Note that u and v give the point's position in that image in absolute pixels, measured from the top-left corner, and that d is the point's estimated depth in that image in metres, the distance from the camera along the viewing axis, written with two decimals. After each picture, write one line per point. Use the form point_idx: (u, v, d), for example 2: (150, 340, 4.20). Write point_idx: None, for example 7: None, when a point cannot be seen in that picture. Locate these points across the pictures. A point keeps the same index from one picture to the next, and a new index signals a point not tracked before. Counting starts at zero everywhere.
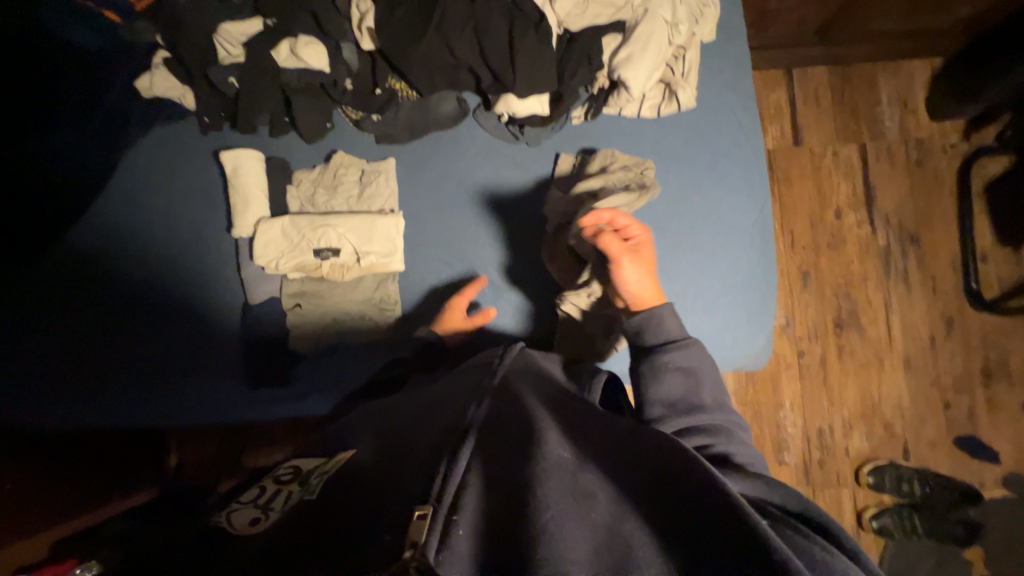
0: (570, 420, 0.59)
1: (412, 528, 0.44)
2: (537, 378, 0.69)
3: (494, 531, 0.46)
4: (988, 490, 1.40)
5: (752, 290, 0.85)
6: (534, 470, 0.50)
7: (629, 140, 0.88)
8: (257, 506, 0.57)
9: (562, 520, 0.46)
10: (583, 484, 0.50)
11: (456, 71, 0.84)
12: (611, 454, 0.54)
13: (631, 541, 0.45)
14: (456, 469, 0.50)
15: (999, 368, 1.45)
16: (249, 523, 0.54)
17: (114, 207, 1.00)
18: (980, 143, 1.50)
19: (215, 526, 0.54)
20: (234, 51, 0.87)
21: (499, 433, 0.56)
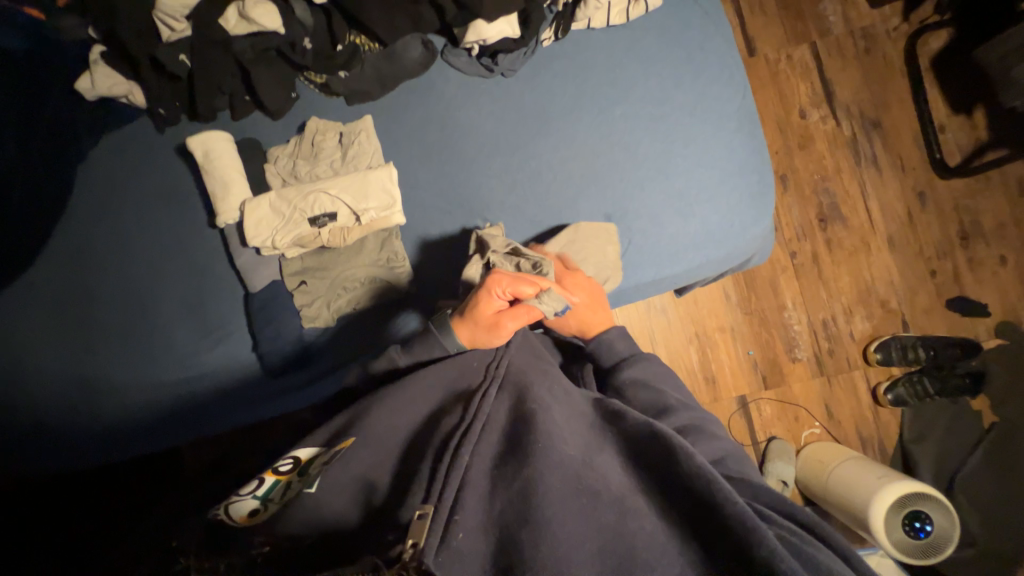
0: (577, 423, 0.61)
1: (413, 528, 0.47)
2: (538, 368, 0.70)
3: (498, 529, 0.49)
4: (984, 343, 1.49)
5: (749, 175, 0.86)
6: (536, 464, 0.52)
7: (602, 52, 0.88)
8: (256, 495, 0.61)
9: (563, 517, 0.49)
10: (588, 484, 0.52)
11: (418, 7, 0.82)
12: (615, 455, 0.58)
13: (633, 538, 0.49)
14: (456, 468, 0.52)
15: (973, 229, 1.53)
16: (249, 514, 0.60)
17: (80, 226, 0.94)
18: (920, 20, 1.56)
19: (216, 520, 0.60)
20: (178, 26, 0.81)
21: (503, 432, 0.58)
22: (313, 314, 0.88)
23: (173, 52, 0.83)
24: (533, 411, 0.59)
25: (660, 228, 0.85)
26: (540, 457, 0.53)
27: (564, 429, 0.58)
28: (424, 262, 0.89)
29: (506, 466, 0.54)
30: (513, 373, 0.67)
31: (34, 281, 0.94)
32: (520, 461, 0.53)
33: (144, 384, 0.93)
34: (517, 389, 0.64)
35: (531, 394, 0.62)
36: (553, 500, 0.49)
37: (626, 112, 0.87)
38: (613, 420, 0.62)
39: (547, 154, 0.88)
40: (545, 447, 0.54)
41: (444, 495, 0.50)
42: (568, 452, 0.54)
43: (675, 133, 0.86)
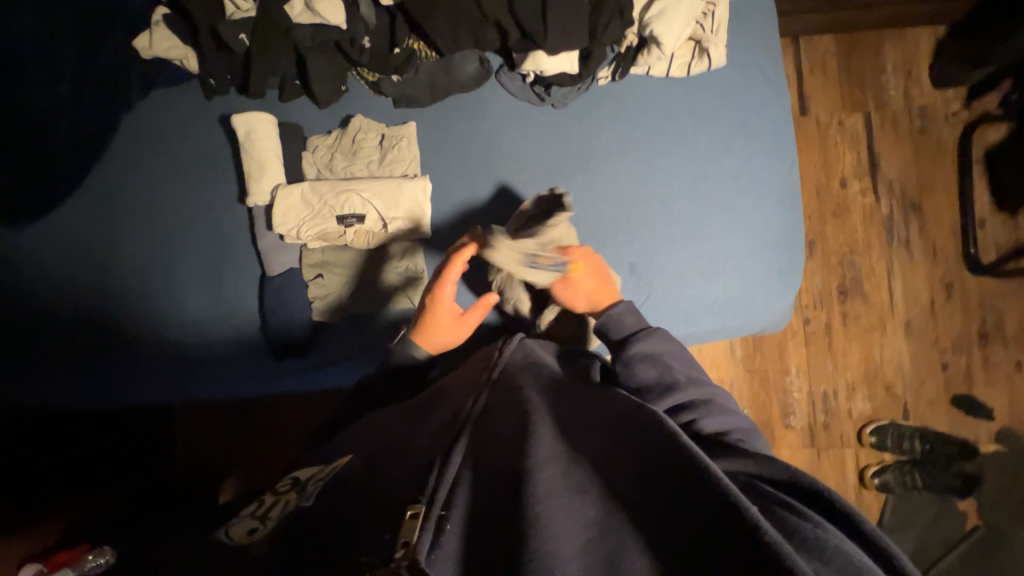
0: (564, 411, 0.57)
1: (404, 529, 0.44)
2: (534, 368, 0.67)
3: (488, 527, 0.46)
4: (982, 445, 1.47)
5: (781, 250, 0.85)
6: (523, 458, 0.49)
7: (657, 100, 0.87)
8: (255, 516, 0.59)
9: (550, 513, 0.44)
10: (576, 475, 0.48)
11: (483, 26, 0.81)
12: (603, 439, 0.52)
13: (624, 534, 0.43)
14: (450, 468, 0.50)
15: (994, 329, 1.50)
16: (247, 533, 0.56)
17: (115, 178, 0.95)
18: (980, 110, 1.52)
19: (216, 540, 0.57)
20: (245, 5, 0.82)
21: (494, 428, 0.55)
22: (326, 307, 0.90)
23: (233, 29, 0.82)
24: (524, 407, 0.57)
25: (680, 287, 0.85)
26: (527, 453, 0.49)
27: (552, 422, 0.55)
28: None
29: (495, 464, 0.51)
30: (508, 372, 0.65)
31: (62, 221, 0.95)
32: (508, 458, 0.50)
33: (150, 341, 0.94)
34: (512, 386, 0.62)
35: (524, 392, 0.60)
36: (542, 493, 0.46)
37: (668, 165, 0.86)
38: (601, 404, 0.58)
39: (582, 193, 0.87)
40: (532, 442, 0.51)
41: (435, 494, 0.48)
42: (555, 446, 0.51)
43: (713, 196, 0.85)
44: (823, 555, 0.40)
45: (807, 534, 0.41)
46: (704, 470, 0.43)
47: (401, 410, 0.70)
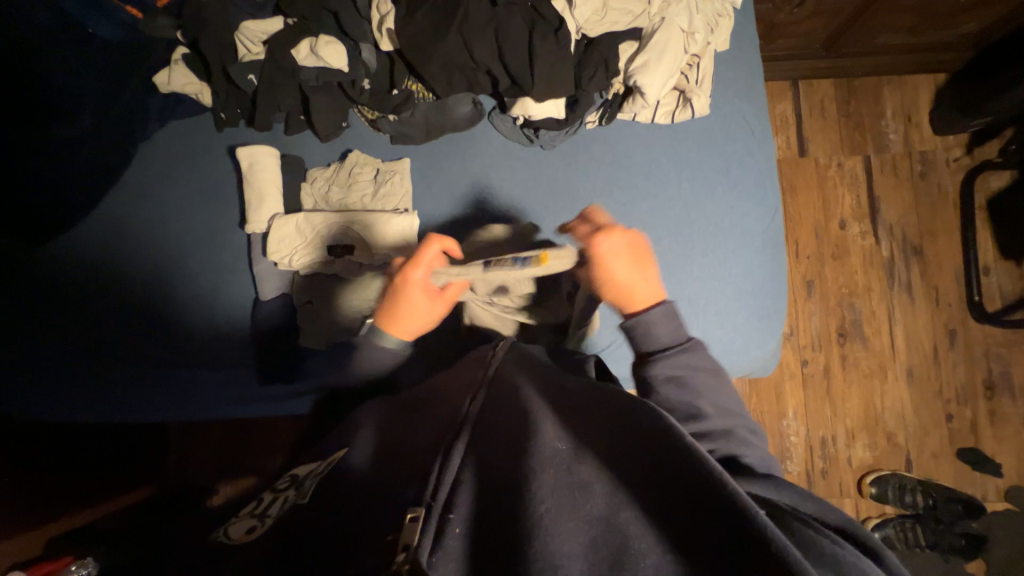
0: (566, 405, 0.54)
1: (405, 531, 0.42)
2: (533, 367, 0.65)
3: (488, 528, 0.43)
4: (991, 502, 1.40)
5: (762, 296, 0.86)
6: (522, 456, 0.46)
7: (644, 145, 0.89)
8: (253, 516, 0.61)
9: (550, 514, 0.41)
10: (576, 472, 0.44)
11: (475, 74, 0.85)
12: (603, 433, 0.49)
13: (629, 534, 0.40)
14: (450, 467, 0.48)
15: (1001, 380, 1.46)
16: (246, 532, 0.58)
17: (127, 201, 1.00)
18: (982, 157, 1.52)
19: (215, 539, 0.58)
20: (254, 49, 0.88)
21: (492, 427, 0.52)
22: (309, 332, 0.93)
23: (243, 70, 0.89)
24: (521, 403, 0.54)
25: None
26: (527, 450, 0.46)
27: (551, 415, 0.51)
28: None
29: (495, 464, 0.48)
30: (503, 370, 0.63)
31: (72, 241, 1.00)
32: (508, 457, 0.47)
33: (147, 358, 0.97)
34: (510, 383, 0.59)
35: (522, 389, 0.57)
36: (543, 492, 0.42)
37: (651, 209, 0.88)
38: (602, 399, 0.55)
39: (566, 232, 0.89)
40: (531, 439, 0.47)
41: (437, 496, 0.45)
42: (556, 442, 0.47)
43: (695, 241, 0.86)
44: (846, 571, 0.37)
45: (827, 548, 0.39)
46: (709, 473, 0.40)
47: (406, 409, 0.70)
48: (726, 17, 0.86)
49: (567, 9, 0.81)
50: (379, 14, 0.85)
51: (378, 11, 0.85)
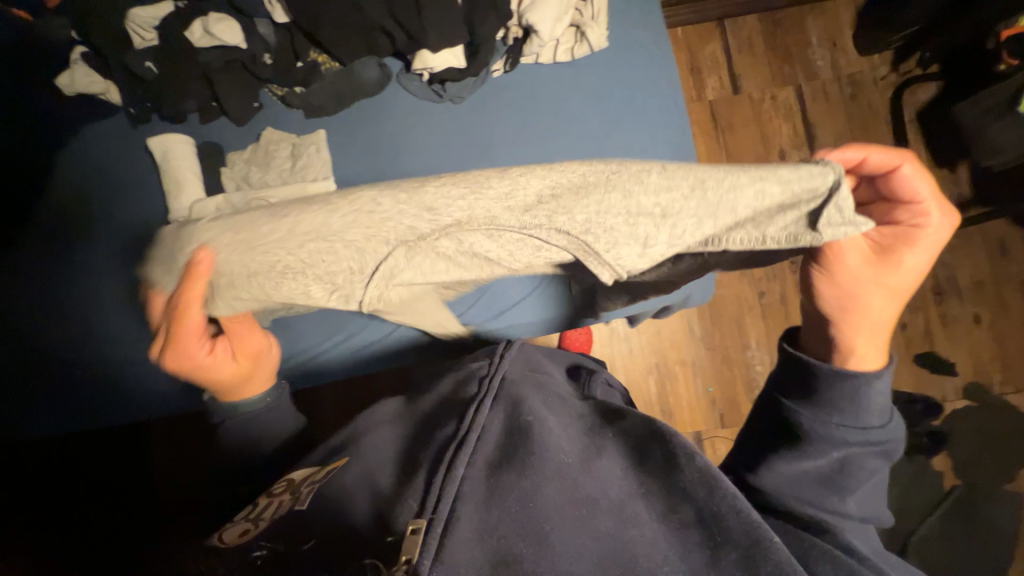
0: (572, 429, 0.61)
1: (407, 544, 0.42)
2: (534, 381, 0.70)
3: (497, 543, 0.45)
4: (951, 402, 1.45)
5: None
6: (534, 471, 0.50)
7: (551, 85, 0.91)
8: (246, 519, 0.56)
9: (561, 531, 0.46)
10: (585, 493, 0.50)
11: (372, 35, 0.87)
12: (614, 459, 0.56)
13: (633, 547, 0.48)
14: (451, 479, 0.49)
15: (949, 285, 1.50)
16: (239, 535, 0.53)
17: (47, 209, 0.98)
18: (910, 71, 1.54)
19: (204, 544, 0.53)
20: (147, 35, 0.90)
21: (499, 441, 0.55)
22: None
23: (139, 58, 0.90)
24: (528, 417, 0.58)
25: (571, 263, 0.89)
26: (536, 468, 0.51)
27: (560, 433, 0.58)
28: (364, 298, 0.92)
29: (500, 475, 0.50)
30: (510, 380, 0.66)
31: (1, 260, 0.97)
32: (515, 470, 0.50)
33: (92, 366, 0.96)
34: (515, 395, 0.62)
35: (528, 405, 0.61)
36: (550, 512, 0.47)
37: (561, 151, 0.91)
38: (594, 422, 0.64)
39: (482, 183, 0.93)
40: (539, 456, 0.52)
41: (440, 506, 0.46)
42: (564, 458, 0.53)
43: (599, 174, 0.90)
44: None
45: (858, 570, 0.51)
46: (710, 486, 0.51)
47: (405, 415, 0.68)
48: None
49: None
50: None
51: None
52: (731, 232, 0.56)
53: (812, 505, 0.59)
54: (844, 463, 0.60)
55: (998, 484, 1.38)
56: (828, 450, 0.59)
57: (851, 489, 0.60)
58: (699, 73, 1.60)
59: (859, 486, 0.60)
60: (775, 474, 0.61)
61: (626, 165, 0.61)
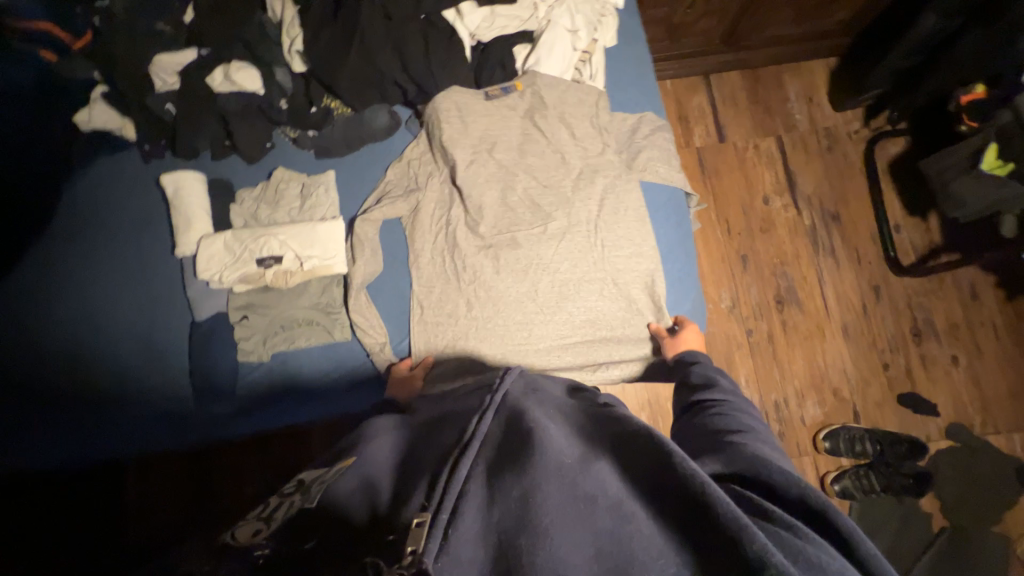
0: (576, 427, 0.54)
1: (411, 535, 0.39)
2: (538, 394, 0.62)
3: (498, 538, 0.41)
4: (935, 443, 1.48)
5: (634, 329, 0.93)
6: (536, 470, 0.44)
7: (553, 133, 0.96)
8: (258, 518, 0.48)
9: (561, 526, 0.40)
10: (583, 489, 0.43)
11: (384, 85, 0.97)
12: (612, 445, 0.50)
13: (632, 543, 0.40)
14: (456, 478, 0.45)
15: (926, 326, 1.57)
16: (251, 534, 0.45)
17: (49, 240, 0.98)
18: (879, 127, 1.67)
19: (215, 541, 0.45)
20: (170, 80, 0.97)
21: (500, 443, 0.50)
22: (248, 347, 0.92)
23: (160, 101, 0.96)
24: (527, 421, 0.51)
25: (485, 343, 0.90)
26: (538, 467, 0.44)
27: (562, 436, 0.50)
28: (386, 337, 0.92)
29: (502, 473, 0.45)
30: (513, 394, 0.60)
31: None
32: (515, 469, 0.45)
33: (80, 396, 0.91)
34: (517, 406, 0.56)
35: (529, 409, 0.55)
36: (550, 507, 0.41)
37: (513, 237, 0.93)
38: (604, 422, 0.55)
39: (456, 253, 0.93)
40: (539, 454, 0.46)
41: (444, 503, 0.43)
42: (561, 458, 0.45)
43: (541, 260, 0.93)
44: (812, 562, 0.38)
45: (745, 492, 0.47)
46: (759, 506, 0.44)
47: (419, 424, 0.65)
48: (607, 17, 1.01)
49: (457, 20, 0.97)
50: (289, 39, 0.96)
51: (288, 37, 0.96)
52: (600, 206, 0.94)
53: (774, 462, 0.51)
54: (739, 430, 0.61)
55: (985, 525, 1.39)
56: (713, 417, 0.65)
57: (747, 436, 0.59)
58: (687, 122, 1.69)
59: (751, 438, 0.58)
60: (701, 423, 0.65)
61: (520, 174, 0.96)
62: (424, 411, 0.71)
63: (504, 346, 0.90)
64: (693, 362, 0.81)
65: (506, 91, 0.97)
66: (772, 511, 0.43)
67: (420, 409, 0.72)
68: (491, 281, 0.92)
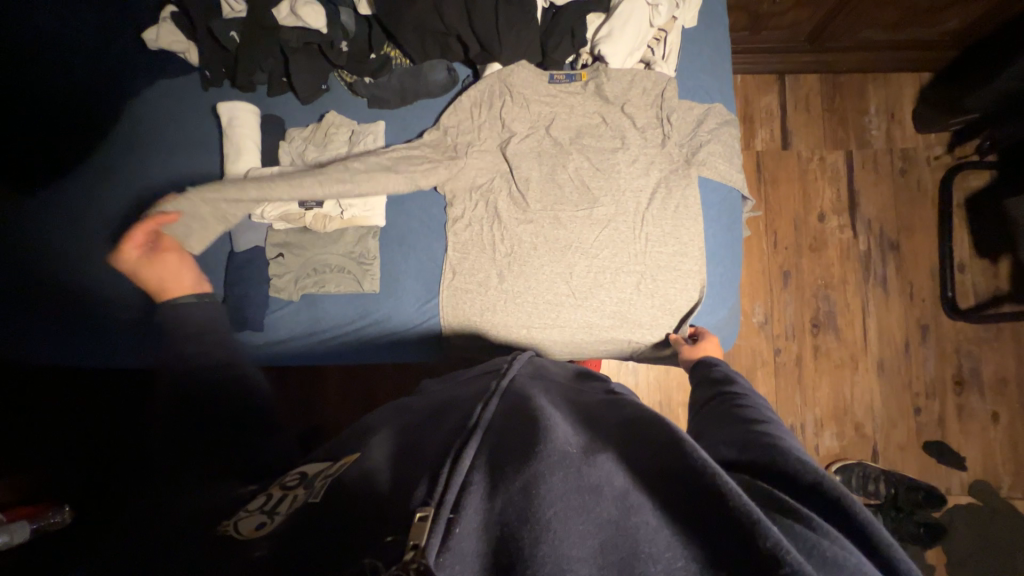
0: (580, 416, 0.53)
1: (413, 530, 0.38)
2: (544, 383, 0.61)
3: (501, 531, 0.40)
4: (954, 496, 1.41)
5: (661, 329, 0.90)
6: (542, 462, 0.42)
7: (613, 115, 0.93)
8: (262, 511, 0.53)
9: (565, 516, 0.39)
10: (588, 480, 0.42)
11: (447, 39, 0.94)
12: (617, 437, 0.48)
13: (640, 538, 0.38)
14: (461, 468, 0.44)
15: (971, 376, 1.47)
16: (255, 528, 0.50)
17: (106, 153, 1.01)
18: (963, 156, 1.53)
19: (221, 533, 0.50)
20: (237, 7, 0.96)
21: (507, 432, 0.49)
22: (280, 285, 0.94)
23: (224, 27, 0.95)
24: (532, 410, 0.50)
25: (509, 317, 0.89)
26: (543, 459, 0.43)
27: (567, 427, 0.49)
28: (412, 297, 0.93)
29: (507, 464, 0.44)
30: (519, 382, 0.59)
31: (42, 189, 0.99)
32: (519, 460, 0.43)
33: (124, 305, 0.96)
34: (522, 395, 0.55)
35: (534, 398, 0.54)
36: (555, 498, 0.40)
37: (556, 216, 0.91)
38: (612, 410, 0.54)
39: (496, 225, 0.92)
40: (545, 445, 0.44)
41: (447, 494, 0.42)
42: (565, 447, 0.44)
43: (582, 243, 0.90)
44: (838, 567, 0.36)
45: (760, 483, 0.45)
46: (773, 498, 0.42)
47: (419, 408, 0.65)
48: None
49: None
50: None
51: None
52: (652, 197, 0.90)
53: (791, 453, 0.48)
54: (759, 418, 0.57)
55: None
56: (730, 407, 0.62)
57: (767, 425, 0.55)
58: (751, 123, 1.59)
59: (771, 427, 0.55)
60: (718, 412, 0.63)
61: (578, 152, 0.92)
62: (421, 395, 0.71)
63: (527, 323, 0.89)
64: (717, 360, 0.77)
65: (570, 79, 0.94)
66: (788, 504, 0.41)
67: (422, 394, 0.71)
68: (526, 255, 0.90)
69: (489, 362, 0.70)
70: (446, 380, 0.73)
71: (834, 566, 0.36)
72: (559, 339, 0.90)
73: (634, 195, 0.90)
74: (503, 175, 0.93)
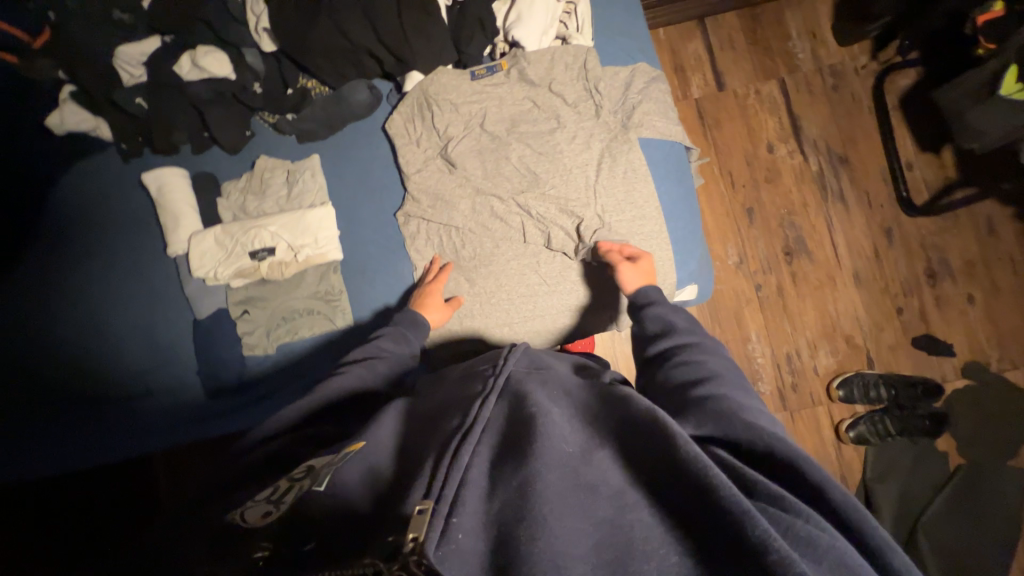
0: (576, 409, 0.52)
1: (413, 521, 0.37)
2: (540, 373, 0.60)
3: (498, 529, 0.39)
4: (951, 382, 1.47)
5: None
6: (539, 458, 0.42)
7: (543, 96, 0.92)
8: (268, 498, 0.47)
9: (561, 515, 0.39)
10: (585, 482, 0.42)
11: (359, 58, 0.92)
12: (614, 427, 0.48)
13: (634, 533, 0.39)
14: (458, 463, 0.43)
15: (940, 266, 1.53)
16: (262, 516, 0.45)
17: (41, 251, 0.97)
18: (888, 59, 1.57)
19: (227, 523, 0.45)
20: (135, 71, 0.94)
21: (504, 430, 0.48)
22: (253, 341, 0.91)
23: (129, 94, 0.93)
24: (530, 404, 0.49)
25: (487, 319, 0.89)
26: (540, 456, 0.42)
27: (563, 421, 0.48)
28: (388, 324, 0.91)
29: (506, 462, 0.44)
30: (515, 377, 0.57)
31: None
32: (516, 458, 0.43)
33: (97, 399, 0.92)
34: (519, 390, 0.54)
35: (534, 392, 0.53)
36: (551, 496, 0.40)
37: (511, 209, 0.90)
38: (605, 397, 0.53)
39: (454, 232, 0.91)
40: (542, 442, 0.44)
41: (446, 488, 0.41)
42: (563, 448, 0.44)
43: (543, 229, 0.90)
44: (818, 554, 0.37)
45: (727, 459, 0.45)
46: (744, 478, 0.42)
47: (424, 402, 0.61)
48: None
49: None
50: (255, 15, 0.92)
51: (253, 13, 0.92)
52: (600, 168, 0.90)
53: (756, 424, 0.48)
54: (707, 378, 0.58)
55: (1003, 459, 1.39)
56: (680, 365, 0.62)
57: (717, 388, 0.56)
58: (682, 72, 1.61)
59: (721, 391, 0.55)
60: (668, 372, 0.62)
61: (517, 141, 0.91)
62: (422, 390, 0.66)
63: (507, 320, 0.89)
64: (650, 296, 0.76)
65: (492, 71, 0.93)
66: (758, 486, 0.41)
67: (422, 394, 0.65)
68: (490, 255, 0.90)
69: (478, 360, 0.68)
70: (439, 375, 0.70)
71: (807, 545, 0.37)
72: (541, 329, 0.89)
73: (581, 170, 0.90)
74: (450, 181, 0.92)
